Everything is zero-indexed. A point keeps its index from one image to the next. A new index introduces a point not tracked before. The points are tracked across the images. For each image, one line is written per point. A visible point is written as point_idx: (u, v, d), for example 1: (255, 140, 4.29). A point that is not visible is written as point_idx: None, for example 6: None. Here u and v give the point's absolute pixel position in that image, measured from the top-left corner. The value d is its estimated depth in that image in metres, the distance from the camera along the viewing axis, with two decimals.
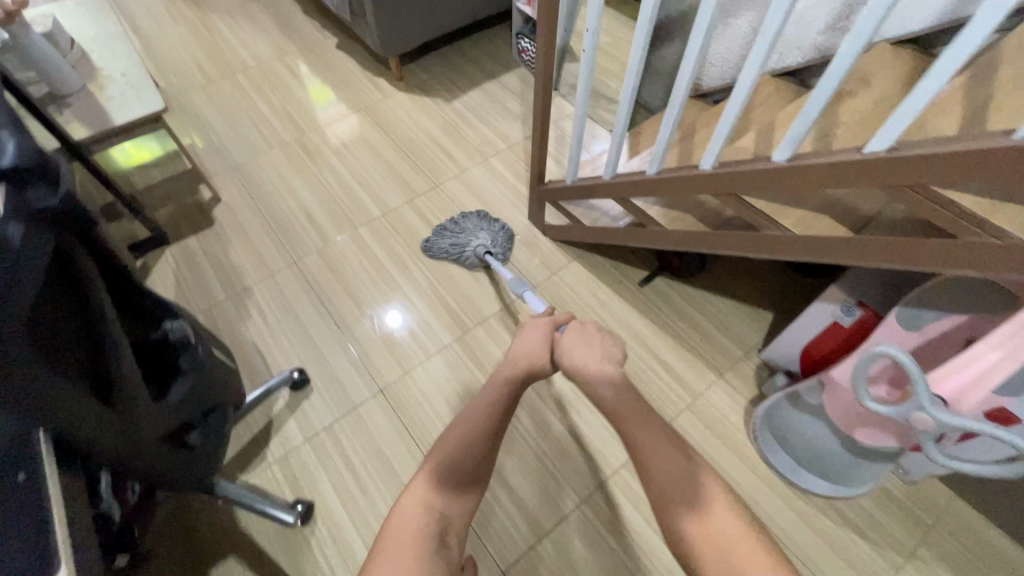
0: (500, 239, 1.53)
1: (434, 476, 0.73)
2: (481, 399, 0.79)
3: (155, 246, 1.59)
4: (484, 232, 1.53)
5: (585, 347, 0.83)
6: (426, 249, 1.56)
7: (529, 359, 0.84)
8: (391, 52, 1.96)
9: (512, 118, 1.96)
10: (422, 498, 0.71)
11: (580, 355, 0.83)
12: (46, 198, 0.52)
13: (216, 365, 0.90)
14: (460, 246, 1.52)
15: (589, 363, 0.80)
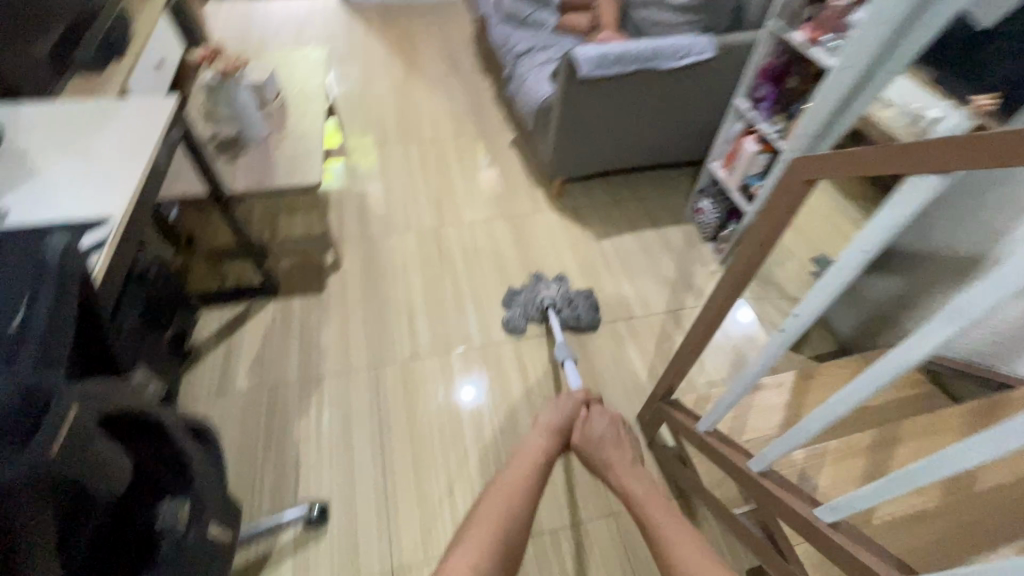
0: (569, 297, 1.58)
1: (481, 531, 0.74)
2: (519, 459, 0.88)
3: (262, 296, 1.60)
4: (552, 287, 1.61)
5: (610, 431, 0.97)
6: (506, 324, 1.56)
7: (558, 426, 0.97)
8: (559, 173, 1.86)
9: (660, 281, 1.72)
10: (466, 559, 0.70)
11: (600, 438, 0.96)
12: (5, 466, 0.39)
13: (205, 551, 0.74)
14: (529, 298, 1.58)
15: (620, 453, 0.94)
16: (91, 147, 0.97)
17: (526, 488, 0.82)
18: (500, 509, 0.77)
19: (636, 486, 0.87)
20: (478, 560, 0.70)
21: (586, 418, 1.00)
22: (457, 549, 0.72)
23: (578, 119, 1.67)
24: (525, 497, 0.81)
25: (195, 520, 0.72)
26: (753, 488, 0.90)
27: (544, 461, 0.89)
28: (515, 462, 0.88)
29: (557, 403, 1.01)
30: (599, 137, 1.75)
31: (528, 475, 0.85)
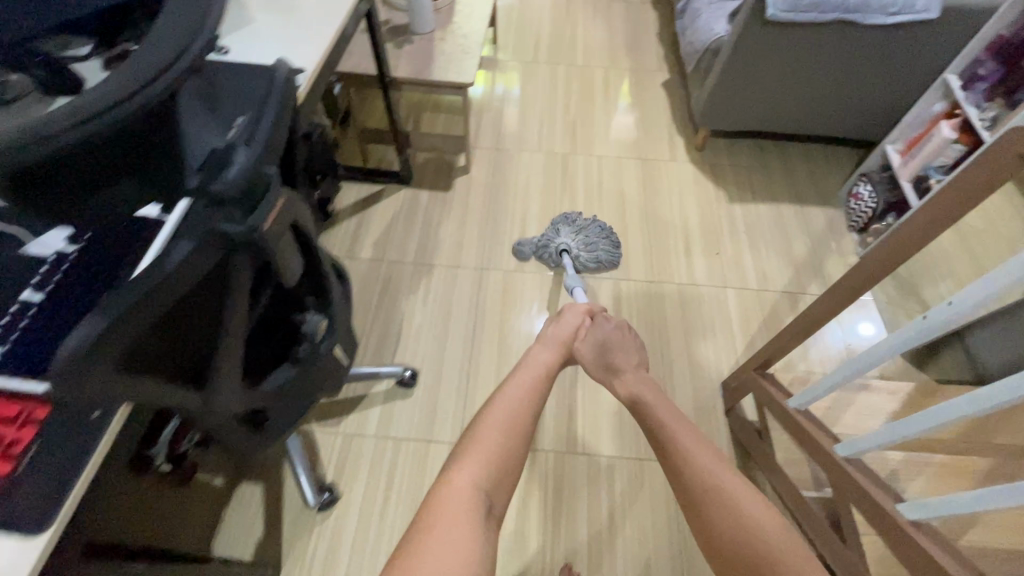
0: (586, 241, 1.52)
1: (486, 443, 0.67)
2: (524, 372, 0.81)
3: (396, 181, 1.73)
4: (569, 232, 1.52)
5: (616, 339, 0.98)
6: (516, 253, 1.57)
7: (564, 336, 0.95)
8: (707, 123, 1.76)
9: (786, 259, 1.62)
10: (474, 474, 0.63)
11: (604, 345, 0.97)
12: (232, 222, 0.50)
13: (329, 364, 0.89)
14: (543, 240, 1.50)
15: (626, 356, 0.96)
16: (298, 6, 1.09)
17: (531, 390, 0.77)
18: (504, 415, 0.71)
19: (640, 387, 0.89)
20: (488, 477, 0.64)
21: (590, 328, 0.99)
22: (462, 461, 0.65)
23: (746, 66, 1.54)
24: (531, 404, 0.74)
25: (328, 337, 0.86)
26: (832, 471, 0.88)
27: (549, 376, 0.82)
28: (519, 372, 0.80)
29: (560, 321, 0.99)
30: (765, 91, 1.61)
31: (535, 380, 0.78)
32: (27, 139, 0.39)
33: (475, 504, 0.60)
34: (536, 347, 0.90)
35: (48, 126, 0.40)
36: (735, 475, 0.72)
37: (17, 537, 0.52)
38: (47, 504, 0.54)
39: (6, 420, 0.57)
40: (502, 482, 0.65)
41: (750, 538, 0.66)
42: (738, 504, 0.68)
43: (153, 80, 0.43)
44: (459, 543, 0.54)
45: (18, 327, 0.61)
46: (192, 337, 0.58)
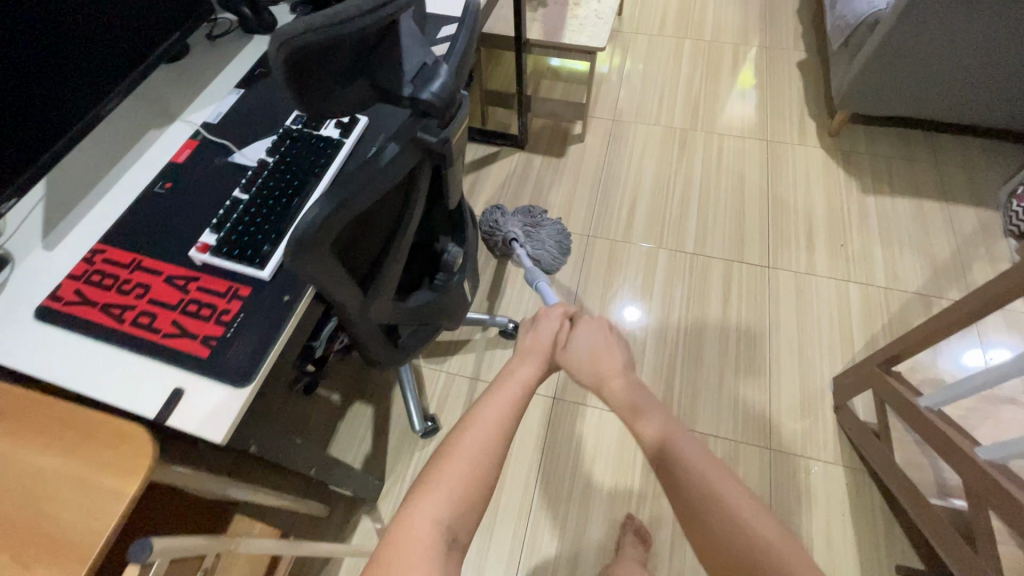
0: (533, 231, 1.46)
1: (450, 479, 0.64)
2: (500, 389, 0.75)
3: (511, 144, 1.78)
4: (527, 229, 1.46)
5: (599, 341, 0.87)
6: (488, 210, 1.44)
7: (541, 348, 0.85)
8: (847, 106, 1.63)
9: (923, 259, 1.48)
10: (436, 509, 0.61)
11: (588, 343, 0.87)
12: (430, 134, 0.56)
13: (457, 296, 0.96)
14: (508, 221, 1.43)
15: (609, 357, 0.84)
16: None
17: (502, 410, 0.71)
18: (474, 442, 0.67)
19: (625, 389, 0.78)
20: (450, 513, 0.61)
21: (574, 332, 0.88)
22: (424, 496, 0.62)
23: (908, 42, 1.41)
24: (500, 432, 0.69)
25: (462, 269, 0.93)
26: (970, 473, 0.83)
27: (519, 398, 0.74)
28: (494, 394, 0.74)
29: (540, 324, 0.88)
30: (925, 69, 1.47)
31: (508, 402, 0.73)
32: (330, 31, 0.40)
33: (437, 540, 0.59)
34: (518, 361, 0.82)
35: (343, 15, 0.40)
36: (729, 475, 0.62)
37: (227, 386, 0.63)
38: (250, 366, 0.64)
39: (219, 293, 0.69)
40: (469, 515, 0.63)
41: (748, 550, 0.56)
42: (738, 514, 0.59)
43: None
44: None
45: (230, 220, 0.72)
46: (373, 240, 0.66)
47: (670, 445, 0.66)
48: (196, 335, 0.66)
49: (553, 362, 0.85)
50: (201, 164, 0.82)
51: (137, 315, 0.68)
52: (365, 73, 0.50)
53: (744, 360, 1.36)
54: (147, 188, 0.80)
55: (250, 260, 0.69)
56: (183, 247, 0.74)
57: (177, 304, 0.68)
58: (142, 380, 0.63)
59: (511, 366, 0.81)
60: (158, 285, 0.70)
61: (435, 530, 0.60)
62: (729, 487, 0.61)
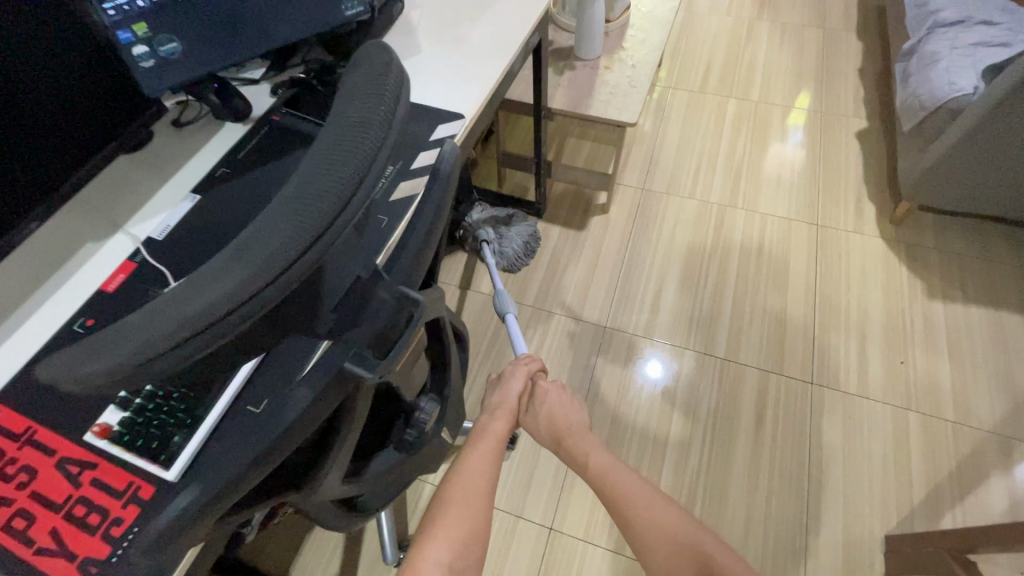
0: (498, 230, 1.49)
1: (452, 522, 0.63)
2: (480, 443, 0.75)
3: (528, 211, 1.62)
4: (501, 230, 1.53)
5: (562, 400, 0.87)
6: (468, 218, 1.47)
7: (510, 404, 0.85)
8: (917, 199, 1.41)
9: (1001, 388, 1.25)
10: (436, 551, 0.59)
11: (558, 403, 0.86)
12: (361, 367, 0.41)
13: (433, 447, 0.81)
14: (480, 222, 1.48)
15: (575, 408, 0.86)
16: (466, 36, 0.99)
17: (491, 457, 0.72)
18: (464, 487, 0.67)
19: (591, 448, 0.80)
20: (453, 556, 0.60)
21: (543, 389, 0.88)
22: (425, 538, 0.61)
23: (1001, 133, 1.20)
24: (487, 477, 0.69)
25: (439, 421, 0.78)
26: None
27: (497, 450, 0.74)
28: (473, 451, 0.73)
29: (505, 384, 0.88)
30: (1018, 164, 1.25)
31: (491, 456, 0.73)
32: (130, 375, 0.28)
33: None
34: (487, 419, 0.82)
35: (145, 352, 0.27)
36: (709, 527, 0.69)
37: None
38: None
39: (114, 494, 0.55)
40: (471, 557, 0.61)
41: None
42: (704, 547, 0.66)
43: (281, 272, 0.28)
44: None
45: (142, 392, 0.58)
46: None
47: (632, 493, 0.74)
48: (74, 556, 0.52)
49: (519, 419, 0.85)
50: (133, 297, 0.69)
51: (11, 517, 0.54)
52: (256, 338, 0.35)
53: (777, 499, 1.16)
54: (66, 327, 0.68)
55: (155, 454, 0.55)
56: (88, 417, 0.60)
57: (63, 503, 0.55)
58: None
59: (483, 422, 0.81)
60: (46, 473, 0.57)
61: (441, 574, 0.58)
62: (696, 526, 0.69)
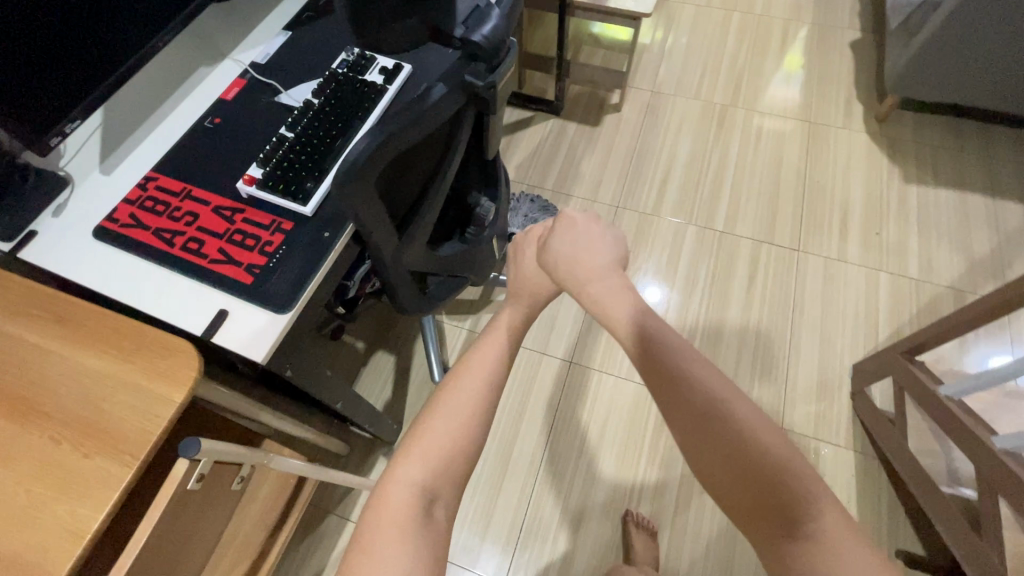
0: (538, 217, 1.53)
1: (431, 439, 0.63)
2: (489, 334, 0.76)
3: (546, 110, 1.76)
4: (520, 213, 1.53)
5: (574, 245, 0.74)
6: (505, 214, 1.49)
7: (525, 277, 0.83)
8: (899, 90, 1.58)
9: (960, 254, 1.45)
10: (410, 470, 0.61)
11: (564, 239, 0.76)
12: (476, 77, 0.57)
13: (485, 251, 0.98)
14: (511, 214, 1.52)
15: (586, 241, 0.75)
16: None
17: (488, 360, 0.71)
18: (452, 399, 0.67)
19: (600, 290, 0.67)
20: (426, 472, 0.62)
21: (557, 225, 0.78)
22: (404, 453, 0.63)
23: (976, 21, 1.35)
24: (476, 386, 0.68)
25: (493, 224, 0.95)
26: (981, 458, 0.83)
27: (501, 350, 0.73)
28: (480, 348, 0.74)
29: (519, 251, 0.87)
30: (989, 51, 1.40)
31: (493, 360, 0.72)
32: None
33: (414, 504, 0.59)
34: (504, 310, 0.82)
35: None
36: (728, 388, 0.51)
37: (269, 311, 0.66)
38: (291, 295, 0.67)
39: (263, 226, 0.72)
40: (449, 471, 0.63)
41: (752, 451, 0.47)
42: (730, 418, 0.49)
43: None
44: (389, 550, 0.55)
45: (275, 157, 0.75)
46: (413, 182, 0.68)
47: (665, 358, 0.54)
48: (240, 262, 0.69)
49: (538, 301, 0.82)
50: (250, 103, 0.84)
51: (186, 240, 0.71)
52: None
53: (763, 341, 1.36)
54: (196, 124, 0.83)
55: (294, 195, 0.72)
56: (230, 182, 0.77)
57: (223, 233, 0.72)
58: (189, 301, 0.67)
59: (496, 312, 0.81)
60: (206, 215, 0.73)
61: (411, 492, 0.60)
62: (732, 397, 0.50)
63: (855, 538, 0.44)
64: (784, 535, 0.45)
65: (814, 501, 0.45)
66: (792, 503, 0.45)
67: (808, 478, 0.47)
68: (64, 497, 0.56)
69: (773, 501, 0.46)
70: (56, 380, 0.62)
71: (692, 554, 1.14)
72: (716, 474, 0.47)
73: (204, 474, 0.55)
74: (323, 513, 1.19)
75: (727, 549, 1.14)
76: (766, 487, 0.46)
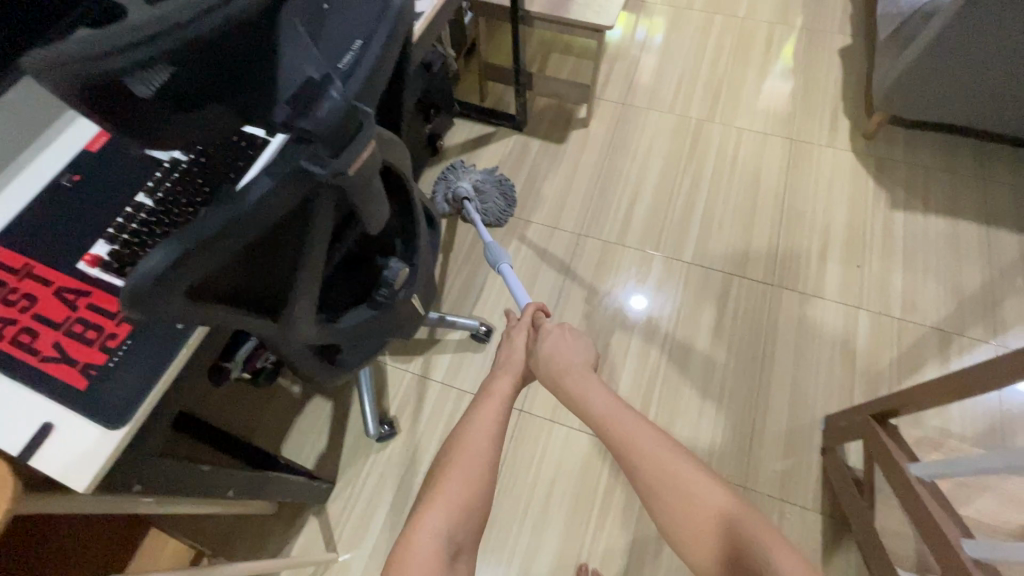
0: (495, 195, 1.42)
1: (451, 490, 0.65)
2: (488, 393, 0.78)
3: (508, 125, 1.64)
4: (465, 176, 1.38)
5: (564, 344, 0.83)
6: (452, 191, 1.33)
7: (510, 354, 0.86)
8: (888, 107, 1.45)
9: (948, 290, 1.33)
10: (436, 520, 0.62)
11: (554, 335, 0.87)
12: (314, 162, 0.46)
13: (404, 312, 0.88)
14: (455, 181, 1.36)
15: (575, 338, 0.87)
16: None
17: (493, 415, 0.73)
18: (469, 453, 0.68)
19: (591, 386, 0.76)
20: (450, 522, 0.62)
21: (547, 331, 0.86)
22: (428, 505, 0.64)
23: (971, 37, 1.22)
24: (486, 440, 0.70)
25: (409, 284, 0.84)
26: (949, 563, 0.74)
27: (501, 410, 0.74)
28: (478, 410, 0.75)
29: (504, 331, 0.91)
30: (986, 69, 1.27)
31: (496, 416, 0.74)
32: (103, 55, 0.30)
33: (440, 553, 0.59)
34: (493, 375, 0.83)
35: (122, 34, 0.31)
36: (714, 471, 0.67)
37: (102, 424, 0.56)
38: (129, 404, 0.57)
39: (108, 314, 0.61)
40: (469, 523, 0.64)
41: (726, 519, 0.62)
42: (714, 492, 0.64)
43: None
44: None
45: (128, 229, 0.64)
46: (275, 269, 0.57)
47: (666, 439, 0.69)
48: (76, 361, 0.59)
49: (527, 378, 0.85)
50: (116, 156, 0.73)
51: (17, 332, 0.61)
52: (214, 97, 0.38)
53: (730, 387, 1.26)
54: (52, 181, 0.72)
55: None
56: (79, 255, 0.66)
57: (61, 323, 0.61)
58: (12, 409, 0.57)
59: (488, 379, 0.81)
60: (46, 299, 0.63)
61: (438, 545, 0.60)
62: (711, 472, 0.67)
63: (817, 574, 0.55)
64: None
65: (775, 547, 0.57)
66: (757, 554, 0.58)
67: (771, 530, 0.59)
68: None
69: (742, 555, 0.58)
70: None
71: None
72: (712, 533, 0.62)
73: None
74: None
75: None
76: (742, 546, 0.60)
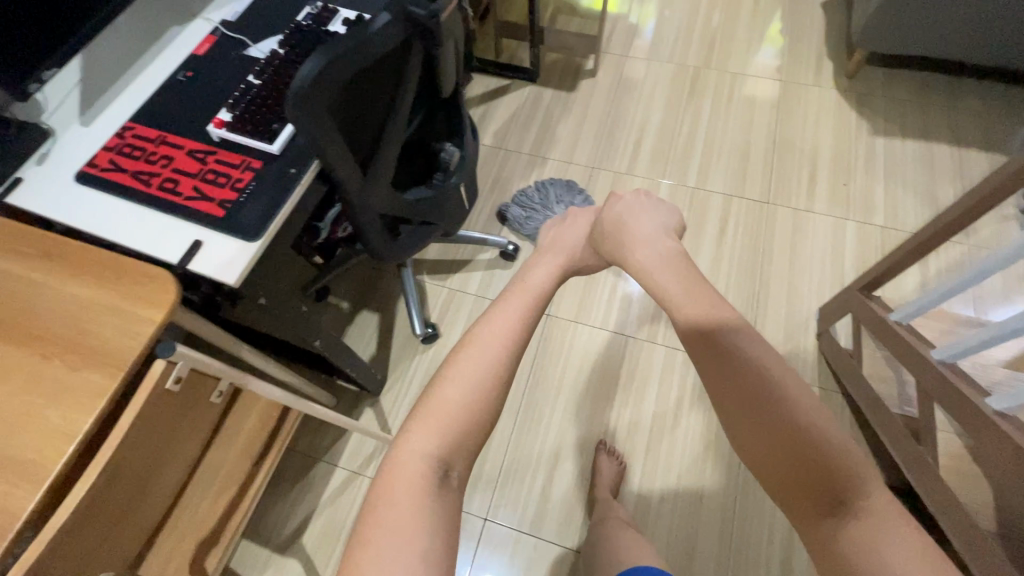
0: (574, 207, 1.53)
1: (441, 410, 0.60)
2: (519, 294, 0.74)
3: (522, 78, 1.80)
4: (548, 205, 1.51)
5: (626, 231, 0.81)
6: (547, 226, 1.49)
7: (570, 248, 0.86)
8: (864, 45, 1.62)
9: (925, 201, 1.49)
10: (424, 442, 0.59)
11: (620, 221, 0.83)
12: (417, 8, 0.62)
13: (455, 199, 1.03)
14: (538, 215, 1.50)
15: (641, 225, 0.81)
16: None
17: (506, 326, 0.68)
18: (471, 362, 0.64)
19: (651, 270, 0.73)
20: (439, 445, 0.59)
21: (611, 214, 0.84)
22: (413, 423, 0.61)
23: None
24: (493, 357, 0.65)
25: (460, 171, 1.00)
26: (922, 371, 0.88)
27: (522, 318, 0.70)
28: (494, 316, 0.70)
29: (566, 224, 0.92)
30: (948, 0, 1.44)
31: (515, 319, 0.69)
32: None
33: (427, 475, 0.57)
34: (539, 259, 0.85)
35: None
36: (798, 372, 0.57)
37: (240, 238, 0.71)
38: (260, 224, 0.72)
39: (234, 165, 0.77)
40: (466, 441, 0.60)
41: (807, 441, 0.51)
42: (784, 397, 0.55)
43: None
44: (401, 515, 0.53)
45: (243, 102, 0.80)
46: (372, 118, 0.73)
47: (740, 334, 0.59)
48: (213, 197, 0.74)
49: (574, 266, 0.86)
50: (221, 57, 0.88)
51: (162, 181, 0.76)
52: None
53: (733, 290, 1.41)
54: (170, 78, 0.87)
55: (260, 135, 0.77)
56: (201, 127, 0.81)
57: (196, 173, 0.77)
58: (166, 233, 0.72)
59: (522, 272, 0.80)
60: (180, 158, 0.78)
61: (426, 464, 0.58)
62: (788, 373, 0.56)
63: (903, 515, 0.48)
64: (824, 515, 0.49)
65: (867, 478, 0.50)
66: (844, 484, 0.50)
67: (861, 460, 0.51)
68: (55, 405, 0.61)
69: (822, 481, 0.50)
70: (48, 304, 0.67)
71: (663, 488, 1.19)
72: (770, 451, 0.53)
73: (182, 378, 0.61)
74: (313, 461, 1.25)
75: (697, 482, 1.20)
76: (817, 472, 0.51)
